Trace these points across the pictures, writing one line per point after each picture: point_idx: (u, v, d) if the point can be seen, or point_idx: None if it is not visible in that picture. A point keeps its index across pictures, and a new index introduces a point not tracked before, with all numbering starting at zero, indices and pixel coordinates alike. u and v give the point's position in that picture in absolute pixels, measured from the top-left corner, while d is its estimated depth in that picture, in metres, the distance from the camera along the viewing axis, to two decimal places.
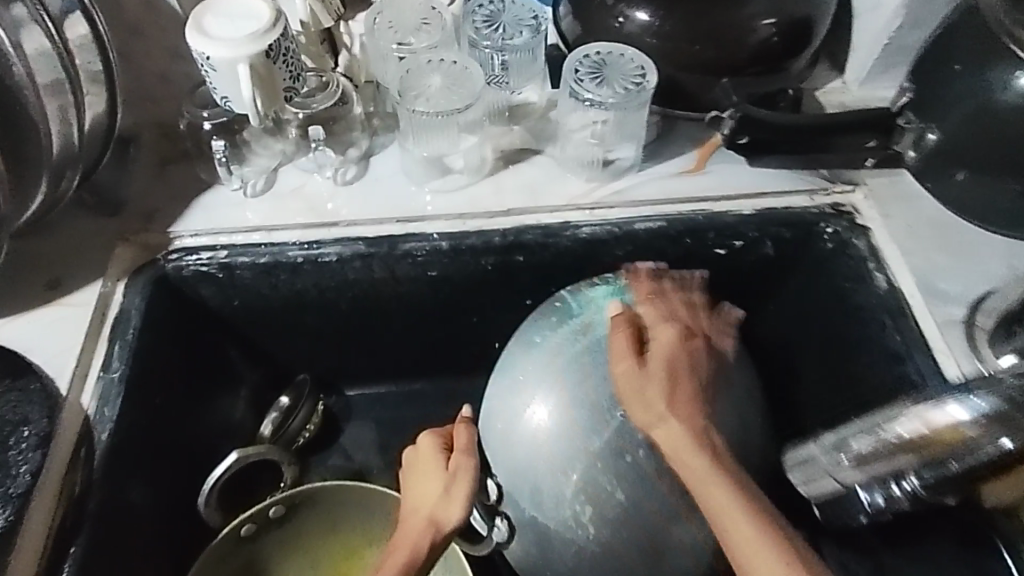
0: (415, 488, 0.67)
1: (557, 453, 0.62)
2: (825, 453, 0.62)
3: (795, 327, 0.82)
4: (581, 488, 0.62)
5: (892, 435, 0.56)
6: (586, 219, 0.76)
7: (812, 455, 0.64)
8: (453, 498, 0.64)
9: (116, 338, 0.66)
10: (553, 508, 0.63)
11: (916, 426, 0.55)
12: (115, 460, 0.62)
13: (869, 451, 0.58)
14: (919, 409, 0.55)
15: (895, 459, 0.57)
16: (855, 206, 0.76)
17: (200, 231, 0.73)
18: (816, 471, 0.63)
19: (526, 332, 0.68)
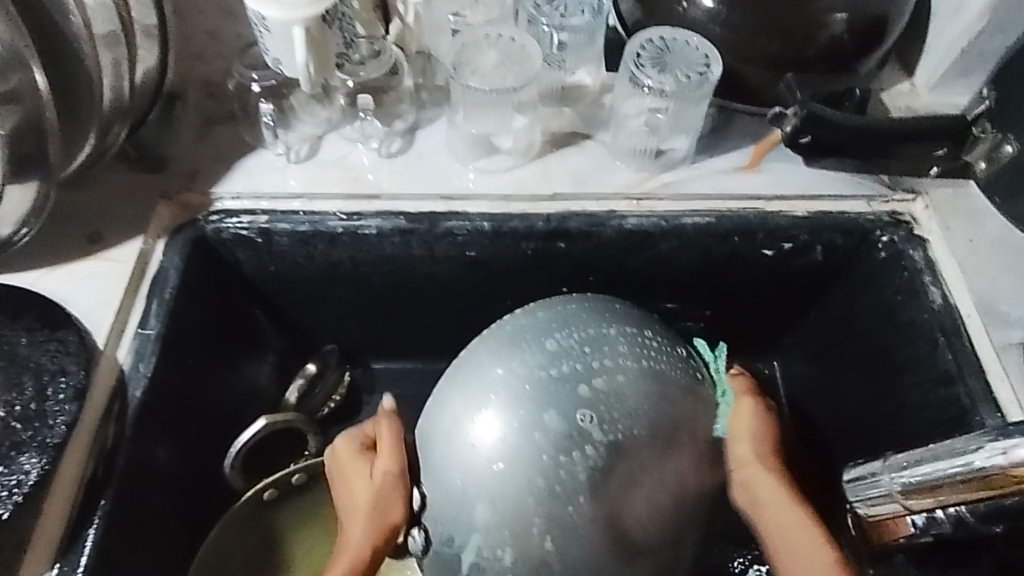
0: (349, 492, 0.66)
1: (479, 461, 0.58)
2: (886, 472, 0.55)
3: (838, 337, 0.80)
4: (493, 505, 0.57)
5: (962, 465, 0.46)
6: (633, 210, 0.73)
7: (877, 473, 0.56)
8: (387, 506, 0.63)
9: (153, 296, 0.66)
10: (467, 524, 0.58)
11: (992, 460, 0.44)
12: (146, 416, 0.62)
13: (931, 476, 0.50)
14: (996, 441, 0.44)
15: (969, 492, 0.47)
16: (914, 216, 0.73)
17: (242, 194, 0.72)
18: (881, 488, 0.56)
19: (493, 333, 0.63)
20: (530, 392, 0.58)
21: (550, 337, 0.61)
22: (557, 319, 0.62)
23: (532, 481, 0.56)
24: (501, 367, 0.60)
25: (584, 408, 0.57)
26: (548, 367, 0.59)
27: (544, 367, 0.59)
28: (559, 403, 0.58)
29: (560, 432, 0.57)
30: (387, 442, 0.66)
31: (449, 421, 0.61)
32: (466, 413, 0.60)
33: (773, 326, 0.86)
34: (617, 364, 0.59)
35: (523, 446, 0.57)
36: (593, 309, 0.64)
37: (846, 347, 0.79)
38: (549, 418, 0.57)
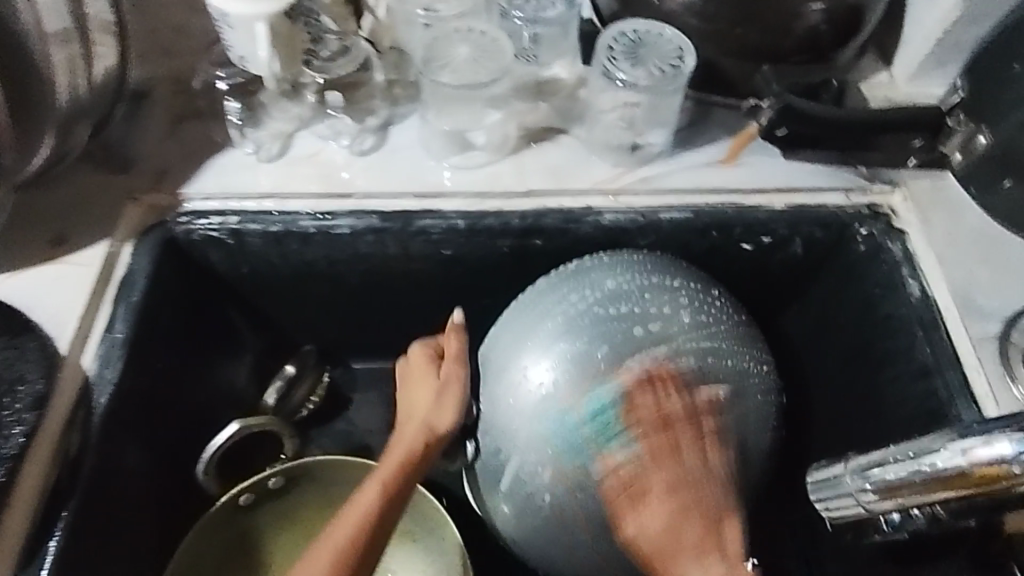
0: (409, 396, 0.67)
1: (535, 388, 0.60)
2: (851, 475, 0.54)
3: (819, 330, 0.79)
4: (541, 428, 0.59)
5: (924, 467, 0.48)
6: (609, 206, 0.73)
7: (836, 476, 0.55)
8: (447, 404, 0.65)
9: (120, 300, 0.65)
10: (515, 446, 0.60)
11: (960, 460, 0.46)
12: (113, 423, 0.61)
13: (898, 479, 0.50)
14: (963, 442, 0.46)
15: (932, 493, 0.49)
16: (892, 208, 0.72)
17: (211, 194, 0.71)
18: (840, 493, 0.55)
19: (550, 277, 0.66)
20: (587, 326, 0.61)
21: (609, 278, 0.63)
22: (609, 266, 0.64)
23: (583, 405, 0.58)
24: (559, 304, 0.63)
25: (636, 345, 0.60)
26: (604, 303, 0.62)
27: (602, 305, 0.62)
28: (612, 337, 0.60)
29: (609, 365, 0.59)
30: (456, 352, 0.67)
31: (507, 353, 0.63)
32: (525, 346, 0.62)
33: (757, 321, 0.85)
34: (670, 302, 0.62)
35: (578, 375, 0.59)
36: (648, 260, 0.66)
37: (826, 341, 0.78)
38: (603, 349, 0.59)
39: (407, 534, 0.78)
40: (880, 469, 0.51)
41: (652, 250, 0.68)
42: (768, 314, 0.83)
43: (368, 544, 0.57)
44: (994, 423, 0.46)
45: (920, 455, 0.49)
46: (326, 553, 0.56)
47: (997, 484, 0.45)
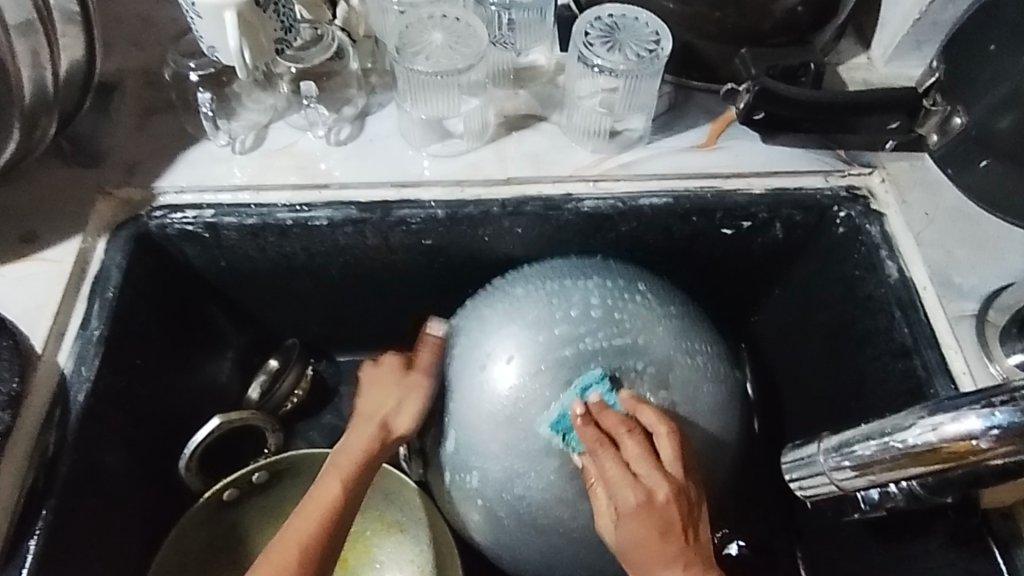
0: (369, 395, 0.67)
1: (490, 387, 0.63)
2: (826, 454, 0.55)
3: (801, 312, 0.80)
4: (492, 425, 0.62)
5: (892, 441, 0.50)
6: (590, 192, 0.72)
7: (810, 455, 0.57)
8: (408, 409, 0.66)
9: (94, 296, 0.64)
10: (463, 443, 0.63)
11: (929, 435, 0.47)
12: (91, 421, 0.61)
13: (870, 456, 0.51)
14: (931, 418, 0.47)
15: (900, 468, 0.50)
16: (871, 190, 0.73)
17: (185, 188, 0.70)
18: (814, 471, 0.57)
19: (520, 279, 0.69)
20: (543, 338, 0.63)
21: (572, 285, 0.66)
22: (579, 272, 0.68)
23: (533, 407, 0.61)
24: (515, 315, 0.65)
25: (591, 356, 0.62)
26: (564, 313, 0.64)
27: (562, 310, 0.64)
28: (568, 349, 0.62)
29: (563, 376, 0.62)
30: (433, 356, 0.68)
31: (470, 352, 0.65)
32: (481, 358, 0.64)
33: (737, 305, 0.87)
34: (629, 311, 0.64)
35: (533, 376, 0.62)
36: (607, 267, 0.68)
37: (807, 323, 0.79)
38: (562, 355, 0.62)
39: (395, 524, 0.78)
40: (851, 446, 0.53)
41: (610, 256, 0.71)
42: (753, 297, 0.85)
43: (331, 535, 0.60)
44: (966, 400, 0.46)
45: (890, 432, 0.50)
46: (290, 551, 0.58)
47: (969, 457, 0.46)
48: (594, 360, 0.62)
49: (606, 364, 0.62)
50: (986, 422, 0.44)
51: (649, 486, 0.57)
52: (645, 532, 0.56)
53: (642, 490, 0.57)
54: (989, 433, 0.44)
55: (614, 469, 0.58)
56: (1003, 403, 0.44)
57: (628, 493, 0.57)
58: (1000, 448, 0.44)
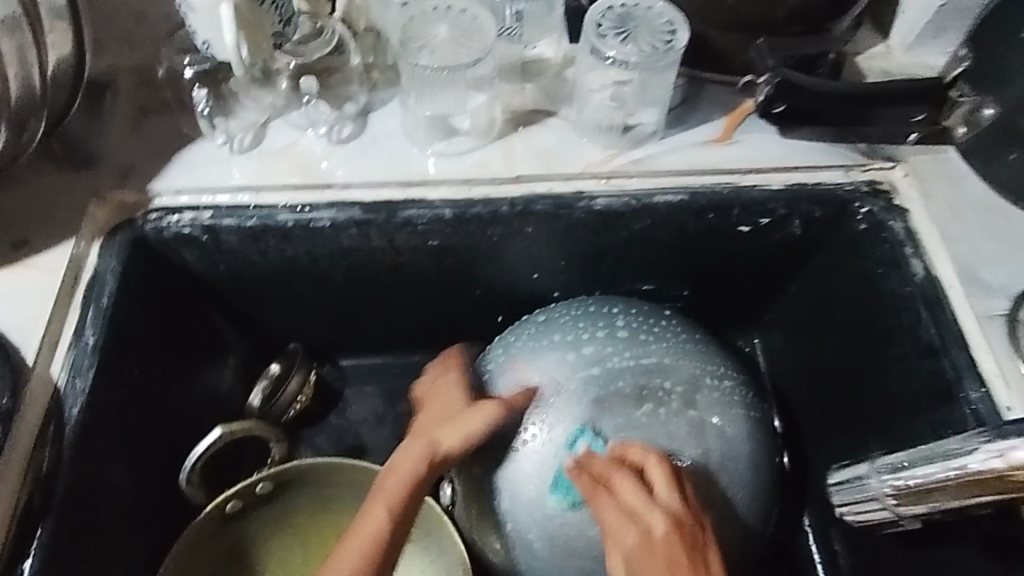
0: (424, 418, 0.68)
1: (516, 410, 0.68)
2: (877, 477, 0.57)
3: (819, 311, 0.78)
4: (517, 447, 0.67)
5: (949, 467, 0.51)
6: (602, 189, 0.70)
7: (864, 478, 0.58)
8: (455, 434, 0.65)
9: (89, 304, 0.62)
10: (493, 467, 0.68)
11: (993, 463, 0.47)
12: (88, 435, 0.58)
13: (929, 480, 0.52)
14: (988, 444, 0.48)
15: (965, 494, 0.51)
16: (893, 184, 0.70)
17: (182, 190, 0.67)
18: (869, 495, 0.58)
19: (543, 316, 0.75)
20: (573, 359, 0.69)
21: (591, 320, 0.72)
22: (598, 309, 0.74)
23: (556, 428, 0.66)
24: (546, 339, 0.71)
25: (616, 373, 0.68)
26: (584, 344, 0.70)
27: (581, 341, 0.70)
28: (596, 368, 0.68)
29: (592, 392, 0.67)
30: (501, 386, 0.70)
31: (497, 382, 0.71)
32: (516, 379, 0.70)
33: (751, 303, 0.85)
34: (644, 343, 0.70)
35: (554, 400, 0.67)
36: (625, 304, 0.74)
37: (825, 323, 0.77)
38: (581, 379, 0.68)
39: None
40: (908, 469, 0.54)
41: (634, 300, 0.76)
42: (768, 295, 0.83)
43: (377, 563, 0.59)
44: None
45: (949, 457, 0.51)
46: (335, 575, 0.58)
47: None
48: (612, 386, 0.67)
49: (631, 380, 0.67)
50: None
51: (642, 528, 0.58)
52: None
53: (639, 532, 0.57)
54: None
55: (609, 516, 0.59)
56: None
57: (626, 536, 0.58)
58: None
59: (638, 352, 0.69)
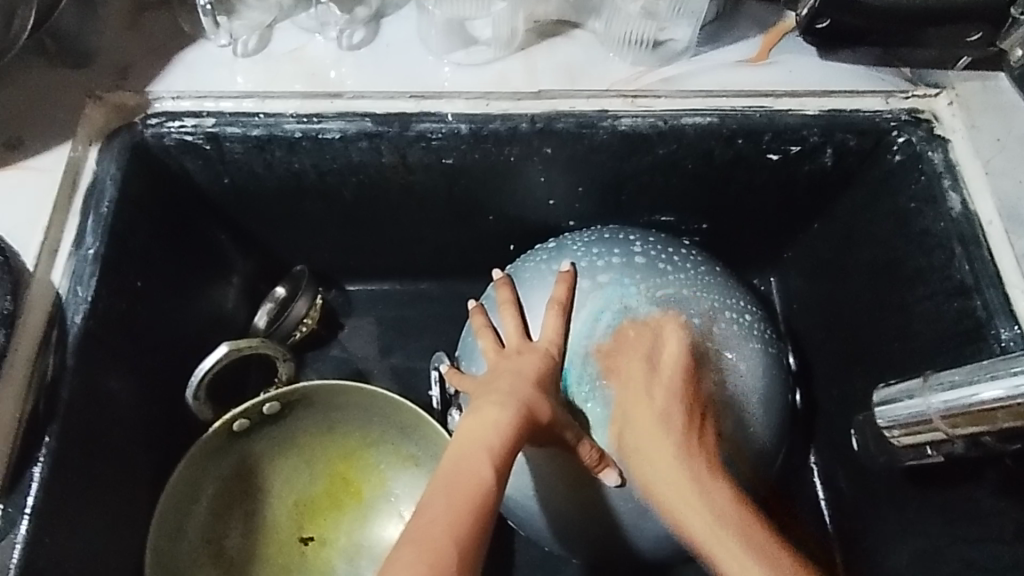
0: (509, 371, 0.62)
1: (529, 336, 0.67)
2: (930, 397, 0.54)
3: (843, 249, 0.75)
4: None
5: (1008, 392, 0.48)
6: (628, 109, 0.66)
7: (910, 395, 0.56)
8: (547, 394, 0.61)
9: (89, 210, 0.59)
10: None
11: None
12: (91, 345, 0.57)
13: (994, 403, 0.49)
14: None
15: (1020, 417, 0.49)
16: (935, 113, 0.66)
17: (183, 93, 0.63)
18: (911, 412, 0.56)
19: (556, 244, 0.73)
20: (588, 287, 0.68)
21: (607, 247, 0.70)
22: (612, 237, 0.72)
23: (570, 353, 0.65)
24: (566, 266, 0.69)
25: (636, 303, 0.66)
26: (600, 272, 0.68)
27: (596, 268, 0.69)
28: (610, 296, 0.67)
29: (606, 321, 0.66)
30: (552, 327, 0.66)
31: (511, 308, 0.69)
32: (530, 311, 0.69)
33: (772, 239, 0.82)
34: (660, 273, 0.68)
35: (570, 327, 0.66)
36: (642, 233, 0.72)
37: (849, 260, 0.75)
38: (597, 307, 0.67)
39: (412, 458, 0.75)
40: (967, 391, 0.51)
41: (651, 231, 0.74)
42: (790, 232, 0.80)
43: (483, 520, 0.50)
44: None
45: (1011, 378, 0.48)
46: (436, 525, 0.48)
47: None
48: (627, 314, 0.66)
49: (646, 308, 0.66)
50: None
51: (667, 431, 0.62)
52: (672, 469, 0.60)
53: (673, 429, 0.62)
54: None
55: (645, 417, 0.63)
56: None
57: (653, 430, 0.62)
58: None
59: (655, 280, 0.68)
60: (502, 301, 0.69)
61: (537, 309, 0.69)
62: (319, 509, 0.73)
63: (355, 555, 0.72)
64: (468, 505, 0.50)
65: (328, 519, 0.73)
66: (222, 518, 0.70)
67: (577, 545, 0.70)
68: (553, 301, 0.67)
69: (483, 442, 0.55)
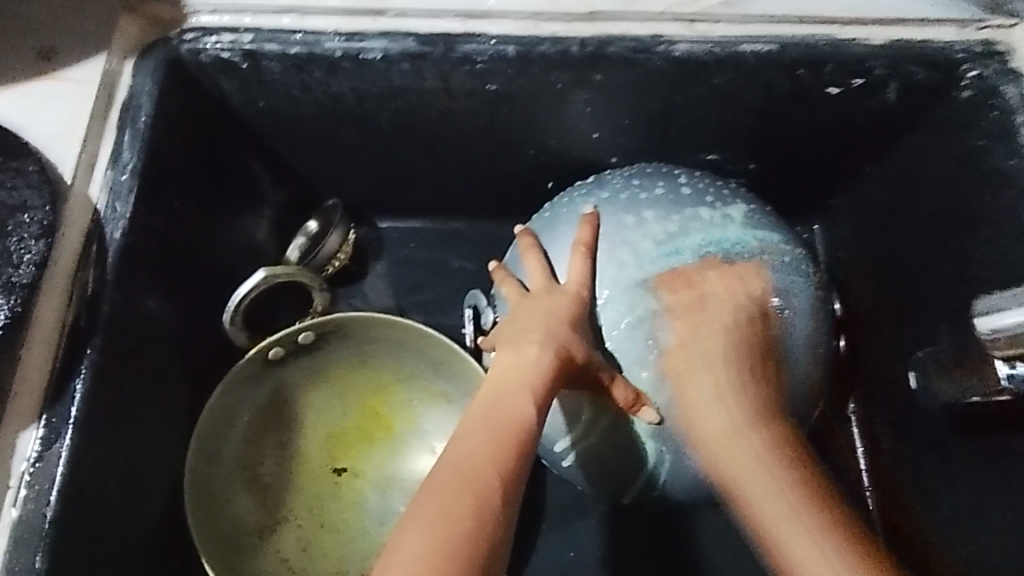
0: (536, 312, 0.59)
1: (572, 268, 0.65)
2: None
3: (897, 194, 0.72)
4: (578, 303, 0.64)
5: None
6: (683, 34, 0.62)
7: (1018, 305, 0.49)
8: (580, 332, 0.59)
9: (126, 125, 0.57)
10: None
11: None
12: (130, 263, 0.56)
13: None
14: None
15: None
16: (1011, 46, 0.63)
17: (220, 7, 0.61)
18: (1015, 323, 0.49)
19: (598, 181, 0.71)
20: (631, 223, 0.65)
21: (653, 182, 0.68)
22: (657, 173, 0.69)
23: (621, 290, 0.63)
24: (594, 207, 0.67)
25: (685, 243, 0.64)
26: (646, 208, 0.66)
27: (642, 203, 0.66)
28: (655, 234, 0.65)
29: (651, 258, 0.64)
30: (579, 270, 0.63)
31: (551, 243, 0.67)
32: (558, 251, 0.67)
33: (821, 183, 0.79)
34: (708, 211, 0.66)
35: (618, 262, 0.64)
36: (687, 171, 0.70)
37: (904, 204, 0.72)
38: (646, 243, 0.64)
39: (443, 395, 0.74)
40: None
41: (698, 171, 0.71)
42: (841, 176, 0.77)
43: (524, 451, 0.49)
44: None
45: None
46: (481, 457, 0.47)
47: None
48: (677, 253, 0.64)
49: (695, 249, 0.64)
50: None
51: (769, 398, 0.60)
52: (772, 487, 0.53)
53: (738, 416, 0.58)
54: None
55: (746, 387, 0.59)
56: None
57: (723, 419, 0.58)
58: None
59: (701, 224, 0.65)
60: (523, 249, 0.65)
61: (563, 252, 0.66)
62: (351, 441, 0.73)
63: (386, 487, 0.72)
64: (511, 437, 0.49)
65: (359, 451, 0.73)
66: (255, 446, 0.70)
67: (610, 486, 0.69)
68: (579, 244, 0.64)
69: (521, 381, 0.53)
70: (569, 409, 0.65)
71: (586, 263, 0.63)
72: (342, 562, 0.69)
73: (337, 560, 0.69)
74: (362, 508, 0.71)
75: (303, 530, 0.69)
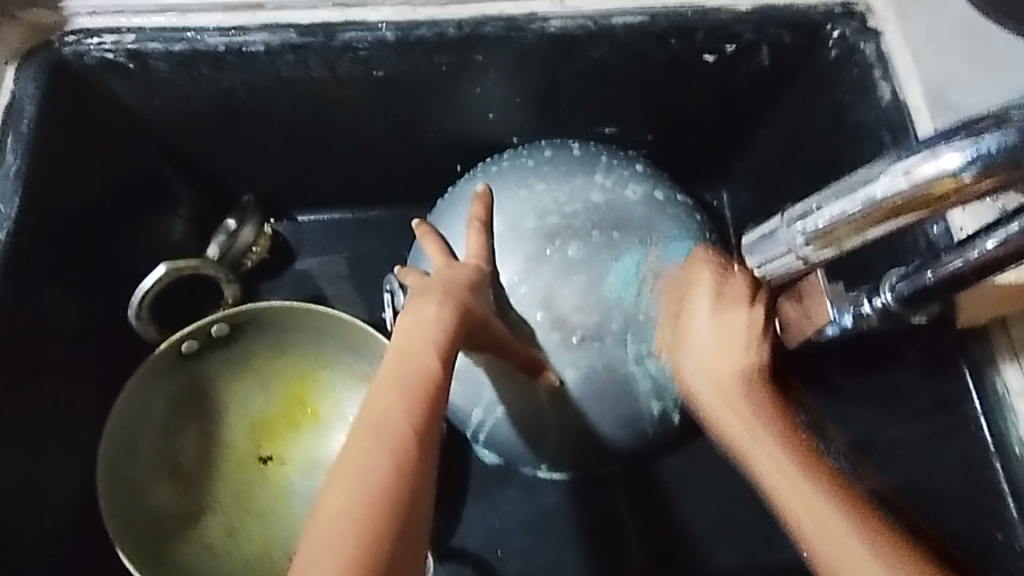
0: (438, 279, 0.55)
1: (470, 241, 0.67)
2: (786, 227, 0.49)
3: (786, 152, 0.75)
4: None
5: (869, 200, 0.42)
6: (555, 11, 0.65)
7: (774, 230, 0.50)
8: (482, 296, 0.57)
9: (9, 129, 0.59)
10: None
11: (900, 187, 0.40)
12: (20, 264, 0.58)
13: (839, 221, 0.44)
14: (907, 160, 0.40)
15: (871, 227, 0.44)
16: (869, 5, 0.66)
17: (99, 9, 0.62)
18: (779, 246, 0.50)
19: (498, 158, 0.73)
20: (524, 196, 0.68)
21: (546, 150, 0.71)
22: (553, 146, 0.72)
23: (516, 262, 0.65)
24: (486, 182, 0.69)
25: (576, 212, 0.67)
26: (541, 180, 0.68)
27: (536, 175, 0.69)
28: (546, 205, 0.67)
29: (543, 228, 0.66)
30: (476, 244, 0.60)
31: (451, 218, 0.69)
32: (456, 227, 0.69)
33: (719, 151, 0.82)
34: (602, 179, 0.69)
35: (513, 235, 0.66)
36: (583, 143, 0.73)
37: (793, 165, 0.75)
38: (538, 213, 0.67)
39: (364, 378, 0.76)
40: (818, 212, 0.46)
41: (594, 144, 0.73)
42: (736, 140, 0.80)
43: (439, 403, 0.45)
44: (945, 133, 0.40)
45: (889, 169, 0.41)
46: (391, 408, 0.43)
47: (953, 196, 0.39)
48: (569, 221, 0.66)
49: (587, 216, 0.66)
50: (969, 157, 0.38)
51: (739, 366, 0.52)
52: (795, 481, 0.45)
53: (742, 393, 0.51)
54: (971, 166, 0.38)
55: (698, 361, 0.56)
56: (990, 129, 0.38)
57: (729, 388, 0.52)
58: (991, 181, 0.38)
59: (594, 191, 0.68)
60: (420, 234, 0.60)
61: (461, 226, 0.68)
62: (276, 429, 0.75)
63: (313, 470, 0.74)
64: (424, 393, 0.45)
65: (285, 439, 0.75)
66: (179, 438, 0.72)
67: (526, 453, 0.72)
68: (473, 220, 0.62)
69: (425, 338, 0.49)
70: (474, 379, 0.67)
71: (486, 241, 0.61)
72: (270, 547, 0.71)
73: (266, 545, 0.71)
74: (290, 493, 0.73)
75: (228, 517, 0.71)
